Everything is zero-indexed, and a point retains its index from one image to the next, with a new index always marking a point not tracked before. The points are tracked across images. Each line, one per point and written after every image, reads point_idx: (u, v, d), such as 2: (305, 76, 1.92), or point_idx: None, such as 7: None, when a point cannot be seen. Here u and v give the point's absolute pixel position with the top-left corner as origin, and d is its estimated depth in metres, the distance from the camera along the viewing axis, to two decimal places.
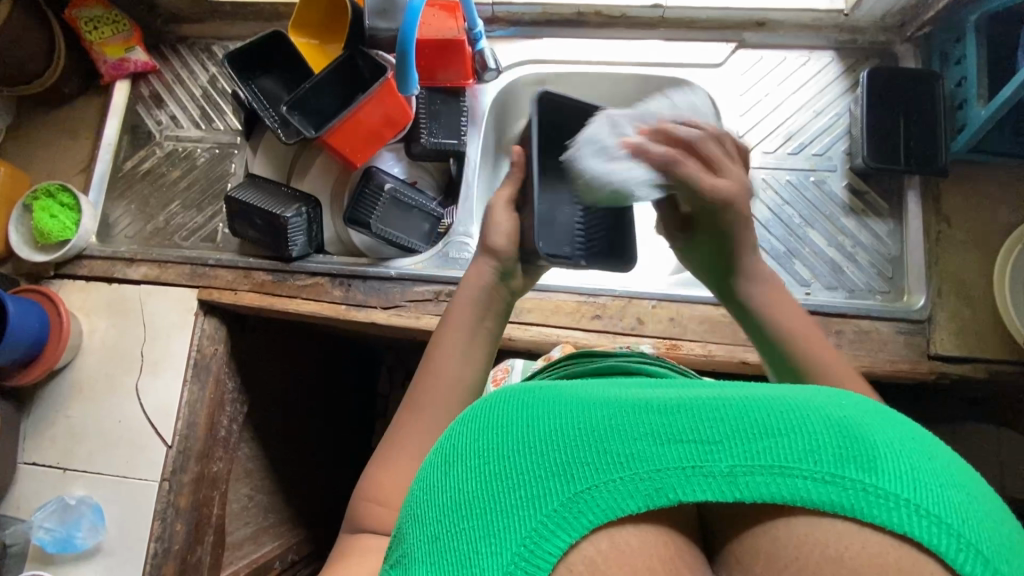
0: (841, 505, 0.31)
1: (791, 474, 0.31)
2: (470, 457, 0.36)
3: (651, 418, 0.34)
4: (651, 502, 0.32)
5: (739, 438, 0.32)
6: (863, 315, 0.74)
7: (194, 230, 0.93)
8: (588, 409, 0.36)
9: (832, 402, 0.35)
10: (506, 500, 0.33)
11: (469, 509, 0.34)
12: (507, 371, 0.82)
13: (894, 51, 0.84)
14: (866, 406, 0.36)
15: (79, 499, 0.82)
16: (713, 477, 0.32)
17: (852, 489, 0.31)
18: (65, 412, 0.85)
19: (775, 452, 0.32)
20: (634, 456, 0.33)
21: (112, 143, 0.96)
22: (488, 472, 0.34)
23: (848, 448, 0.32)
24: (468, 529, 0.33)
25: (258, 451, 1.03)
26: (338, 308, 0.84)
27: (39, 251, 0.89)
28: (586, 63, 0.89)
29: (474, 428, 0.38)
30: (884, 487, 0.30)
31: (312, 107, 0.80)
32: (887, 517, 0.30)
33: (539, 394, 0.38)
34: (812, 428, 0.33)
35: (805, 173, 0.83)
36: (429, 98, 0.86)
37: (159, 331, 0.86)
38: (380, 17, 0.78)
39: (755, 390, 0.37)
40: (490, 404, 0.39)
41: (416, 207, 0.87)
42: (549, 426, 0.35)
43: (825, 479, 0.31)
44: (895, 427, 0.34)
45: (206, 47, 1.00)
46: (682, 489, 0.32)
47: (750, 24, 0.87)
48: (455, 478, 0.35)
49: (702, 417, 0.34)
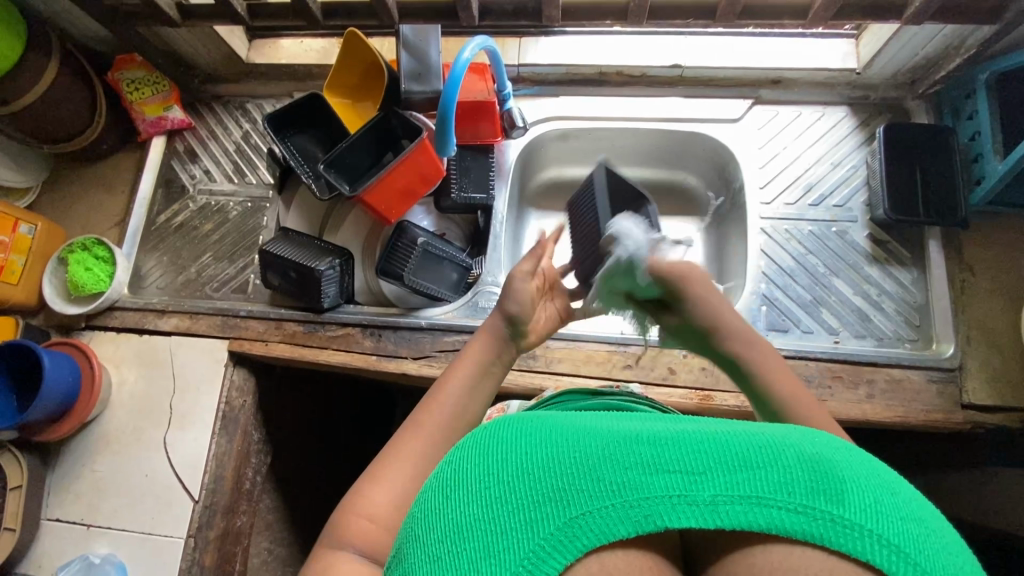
0: (811, 535, 0.31)
1: (768, 505, 0.32)
2: (470, 480, 0.35)
3: (641, 448, 0.34)
4: (639, 528, 0.32)
5: (722, 468, 0.33)
6: (894, 364, 0.75)
7: (226, 281, 0.94)
8: (580, 436, 0.35)
9: (805, 438, 0.35)
10: (506, 523, 0.33)
11: (470, 531, 0.33)
12: (503, 408, 0.77)
13: (906, 106, 0.87)
14: (835, 442, 0.36)
15: (103, 558, 0.80)
16: (696, 505, 0.32)
17: (821, 520, 0.31)
18: (91, 467, 0.85)
19: (753, 483, 0.32)
20: (625, 484, 0.32)
21: (146, 196, 0.99)
22: (488, 497, 0.34)
23: (819, 481, 0.32)
24: (469, 549, 0.32)
25: (280, 502, 1.01)
26: (367, 358, 0.84)
27: (72, 303, 0.91)
28: (606, 119, 0.92)
29: (474, 453, 0.37)
30: (851, 518, 0.31)
31: (347, 163, 0.82)
32: (853, 546, 0.30)
33: (534, 422, 0.38)
34: (786, 462, 0.33)
35: (826, 224, 0.85)
36: (459, 155, 0.89)
37: (189, 382, 0.87)
38: (417, 80, 0.81)
39: (735, 423, 0.37)
40: (488, 429, 0.38)
41: (446, 258, 0.88)
42: (546, 452, 0.35)
43: (798, 509, 0.31)
44: (864, 462, 0.34)
45: (240, 105, 1.04)
46: (668, 516, 0.32)
47: (766, 82, 0.91)
48: (457, 501, 0.34)
49: (688, 448, 0.34)
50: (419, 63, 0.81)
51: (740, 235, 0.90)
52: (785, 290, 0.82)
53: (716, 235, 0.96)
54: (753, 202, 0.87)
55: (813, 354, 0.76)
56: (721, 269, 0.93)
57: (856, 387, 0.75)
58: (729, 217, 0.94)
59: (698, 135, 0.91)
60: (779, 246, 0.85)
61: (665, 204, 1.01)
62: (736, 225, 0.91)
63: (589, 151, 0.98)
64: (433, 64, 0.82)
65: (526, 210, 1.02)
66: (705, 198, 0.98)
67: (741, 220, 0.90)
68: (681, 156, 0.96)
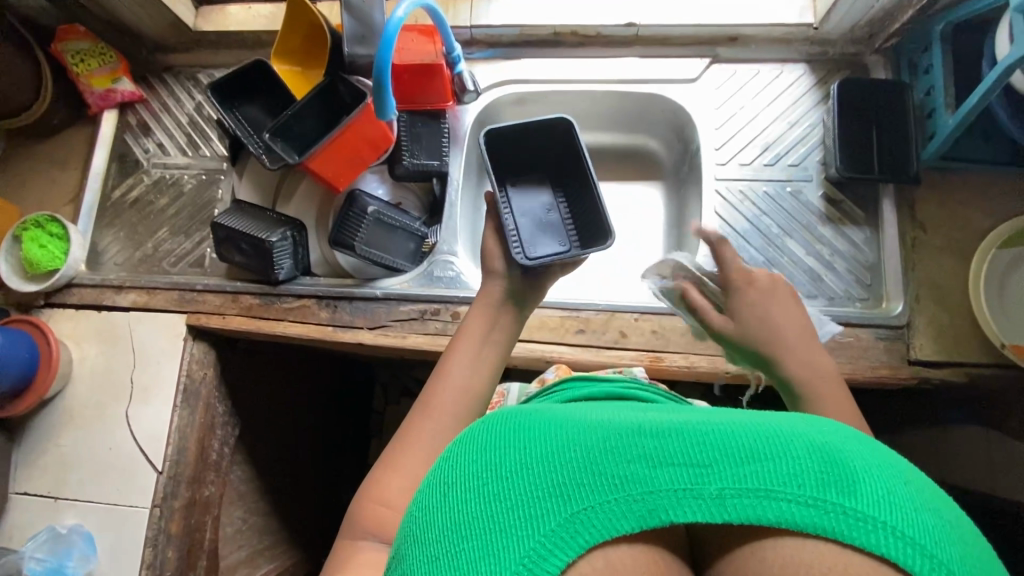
0: (822, 528, 0.31)
1: (777, 498, 0.32)
2: (468, 478, 0.36)
3: (643, 440, 0.35)
4: (643, 522, 0.33)
5: (728, 459, 0.33)
6: (844, 323, 0.76)
7: (182, 256, 0.94)
8: (582, 430, 0.36)
9: (814, 428, 0.36)
10: (505, 520, 0.33)
11: (469, 529, 0.33)
12: (503, 395, 0.85)
13: (865, 62, 0.86)
14: (843, 430, 0.36)
15: (70, 528, 0.82)
16: (702, 499, 0.33)
17: (833, 513, 0.31)
18: (56, 441, 0.86)
19: (762, 476, 0.32)
20: (628, 477, 0.33)
21: (100, 172, 0.98)
22: (488, 493, 0.34)
23: (829, 472, 0.32)
24: (468, 548, 0.33)
25: (252, 472, 1.03)
26: (324, 329, 0.84)
27: (29, 281, 0.90)
28: (562, 82, 0.91)
29: (472, 450, 0.37)
30: (864, 510, 0.31)
31: (295, 132, 0.81)
32: (866, 539, 0.31)
33: (534, 416, 0.38)
34: (795, 452, 0.33)
35: (781, 184, 0.84)
36: (410, 121, 0.87)
37: (150, 357, 0.87)
38: (360, 43, 0.80)
39: (738, 413, 0.38)
40: (487, 425, 0.39)
41: (399, 227, 0.88)
42: (546, 447, 0.35)
43: (808, 502, 0.32)
44: (876, 452, 0.35)
45: (192, 76, 1.02)
46: (673, 510, 0.33)
47: (723, 39, 0.89)
48: (456, 500, 0.35)
49: (694, 439, 0.34)
50: (363, 25, 0.80)
51: (697, 198, 0.89)
52: (738, 253, 0.82)
53: (676, 197, 0.95)
54: (707, 163, 0.87)
55: None
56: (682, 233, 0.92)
57: None
58: (687, 179, 0.93)
59: (655, 96, 0.90)
60: (734, 208, 0.84)
61: (627, 169, 1.00)
62: (693, 188, 0.90)
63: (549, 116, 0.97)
64: (376, 25, 0.80)
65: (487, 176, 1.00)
66: (666, 162, 0.97)
67: (698, 182, 0.89)
68: (639, 117, 0.95)
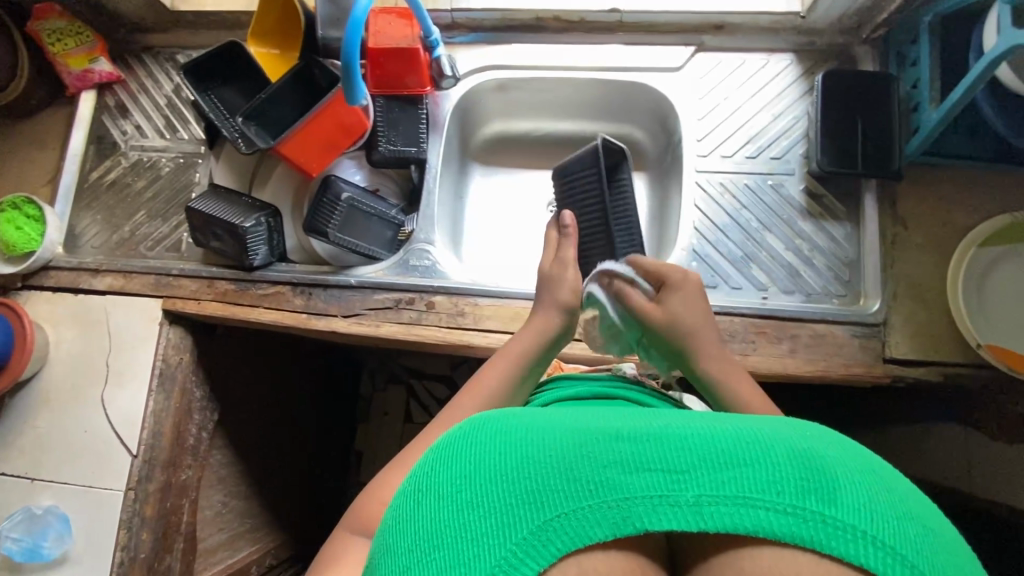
0: (802, 538, 0.31)
1: (755, 505, 0.32)
2: (441, 485, 0.35)
3: (621, 445, 0.34)
4: (617, 530, 0.32)
5: (706, 466, 0.33)
6: (820, 319, 0.75)
7: (160, 240, 0.93)
8: (558, 435, 0.35)
9: (796, 432, 0.35)
10: (477, 529, 0.32)
11: (440, 537, 0.33)
12: None
13: (853, 52, 0.83)
14: (826, 434, 0.36)
15: (46, 509, 0.82)
16: (679, 506, 0.32)
17: (812, 522, 0.31)
18: (33, 423, 0.86)
19: (740, 483, 0.32)
20: (605, 484, 0.33)
21: (78, 153, 0.97)
22: (460, 500, 0.34)
23: (809, 479, 0.32)
24: (439, 558, 0.32)
25: (234, 457, 1.03)
26: (299, 316, 0.84)
27: (6, 263, 0.90)
28: (544, 69, 0.89)
29: (446, 457, 0.36)
30: (844, 520, 0.31)
31: (270, 116, 0.80)
32: (845, 549, 0.30)
33: (511, 421, 0.37)
34: (774, 458, 0.33)
35: (763, 176, 0.83)
36: (387, 106, 0.86)
37: (126, 341, 0.87)
38: (333, 26, 0.81)
39: (719, 417, 0.37)
40: (462, 431, 0.38)
41: (375, 214, 0.87)
42: (521, 453, 0.34)
43: (787, 511, 0.31)
44: (858, 458, 0.34)
45: (171, 57, 1.01)
46: (649, 518, 0.32)
47: (709, 27, 0.87)
48: (427, 507, 0.34)
49: (672, 445, 0.34)
50: (336, 8, 0.81)
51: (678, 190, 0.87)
52: (716, 247, 0.81)
53: (658, 188, 0.94)
54: (689, 155, 0.85)
55: (738, 310, 0.76)
56: (663, 225, 0.91)
57: (779, 342, 0.74)
58: (670, 170, 0.91)
59: (639, 85, 0.88)
60: (714, 201, 0.83)
61: None
62: (675, 179, 0.89)
63: (532, 103, 0.95)
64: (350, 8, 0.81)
65: (469, 164, 0.99)
66: (650, 152, 0.96)
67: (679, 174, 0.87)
68: (623, 106, 0.93)
